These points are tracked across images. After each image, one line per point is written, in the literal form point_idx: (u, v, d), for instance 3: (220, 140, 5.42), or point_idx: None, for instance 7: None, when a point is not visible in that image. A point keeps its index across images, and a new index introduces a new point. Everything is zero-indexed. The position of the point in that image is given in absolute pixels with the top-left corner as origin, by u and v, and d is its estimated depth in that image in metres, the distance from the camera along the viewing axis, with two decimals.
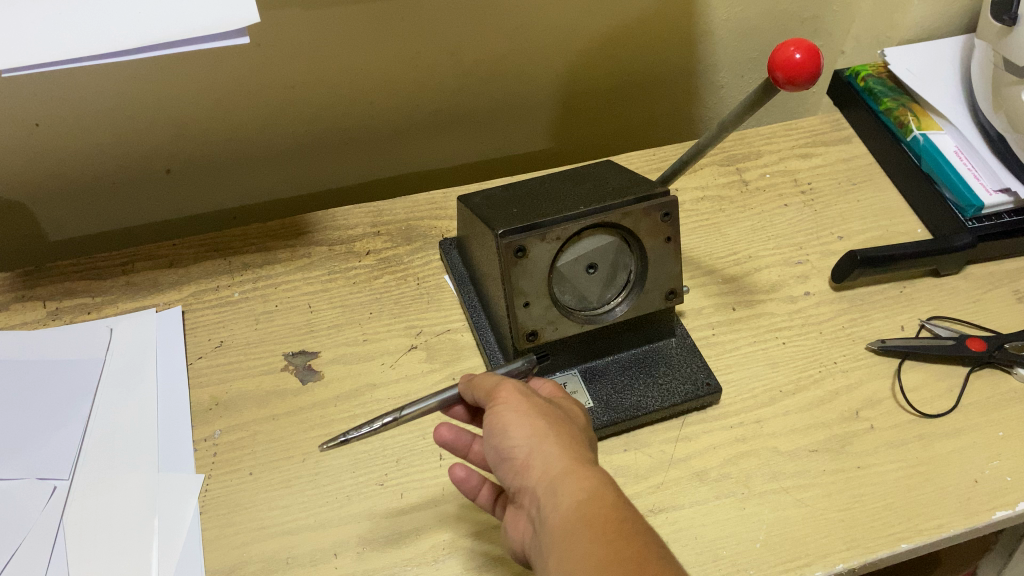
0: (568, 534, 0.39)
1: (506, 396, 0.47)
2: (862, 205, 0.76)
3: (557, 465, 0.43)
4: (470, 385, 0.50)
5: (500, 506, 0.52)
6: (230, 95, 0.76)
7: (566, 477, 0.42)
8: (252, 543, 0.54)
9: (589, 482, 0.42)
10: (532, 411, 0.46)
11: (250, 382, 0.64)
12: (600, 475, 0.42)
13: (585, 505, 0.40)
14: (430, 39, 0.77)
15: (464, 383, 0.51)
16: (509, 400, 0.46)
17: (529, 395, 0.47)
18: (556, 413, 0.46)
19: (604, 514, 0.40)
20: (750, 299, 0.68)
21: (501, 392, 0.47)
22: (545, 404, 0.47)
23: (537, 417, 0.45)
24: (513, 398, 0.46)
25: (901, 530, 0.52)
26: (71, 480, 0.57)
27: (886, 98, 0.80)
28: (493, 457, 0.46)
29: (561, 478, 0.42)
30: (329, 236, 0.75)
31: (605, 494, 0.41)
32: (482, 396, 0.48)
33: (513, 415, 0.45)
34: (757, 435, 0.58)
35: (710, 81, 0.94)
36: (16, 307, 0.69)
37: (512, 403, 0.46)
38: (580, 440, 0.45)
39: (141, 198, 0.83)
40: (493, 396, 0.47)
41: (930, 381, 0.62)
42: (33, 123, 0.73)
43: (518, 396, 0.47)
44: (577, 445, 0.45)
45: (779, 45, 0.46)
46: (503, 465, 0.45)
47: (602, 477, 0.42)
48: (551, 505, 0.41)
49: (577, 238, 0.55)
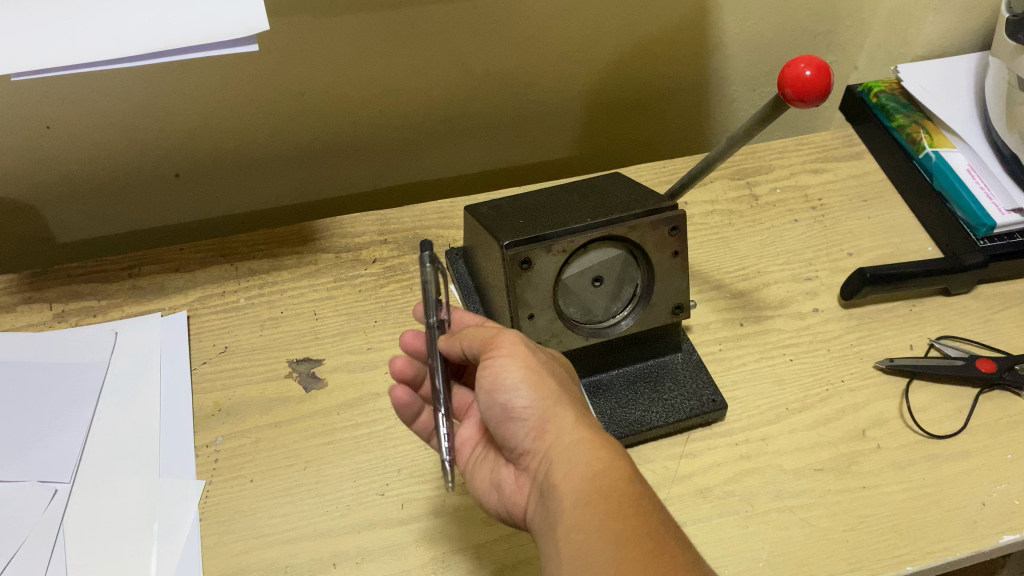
0: (583, 504, 0.41)
1: (512, 350, 0.47)
2: (873, 221, 0.75)
3: (572, 432, 0.44)
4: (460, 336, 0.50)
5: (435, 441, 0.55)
6: (240, 100, 0.76)
7: (581, 446, 0.43)
8: (251, 551, 0.53)
9: (604, 452, 0.43)
10: (540, 369, 0.46)
11: (253, 389, 0.63)
12: (613, 447, 0.43)
13: (602, 478, 0.41)
14: (441, 48, 0.77)
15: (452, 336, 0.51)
16: (514, 353, 0.46)
17: (532, 350, 0.48)
18: (561, 374, 0.47)
19: (620, 486, 0.41)
20: (758, 315, 0.68)
21: (502, 343, 0.47)
22: (548, 361, 0.48)
23: (547, 377, 0.46)
24: (516, 352, 0.47)
25: (907, 553, 0.51)
26: (72, 483, 0.57)
27: (898, 115, 0.79)
28: (497, 413, 0.47)
29: (576, 446, 0.43)
30: (336, 243, 0.75)
31: (618, 463, 0.42)
32: (478, 346, 0.48)
33: (522, 371, 0.46)
34: (762, 452, 0.58)
35: (722, 94, 0.93)
36: (23, 308, 0.70)
37: (520, 361, 0.46)
38: (584, 404, 0.46)
39: (150, 201, 0.83)
40: (490, 346, 0.47)
41: (939, 402, 0.61)
42: (44, 126, 0.73)
43: (524, 353, 0.47)
44: (584, 411, 0.46)
45: (790, 61, 0.45)
46: (510, 424, 0.46)
47: (615, 448, 0.43)
48: (565, 472, 0.42)
49: (583, 250, 0.55)
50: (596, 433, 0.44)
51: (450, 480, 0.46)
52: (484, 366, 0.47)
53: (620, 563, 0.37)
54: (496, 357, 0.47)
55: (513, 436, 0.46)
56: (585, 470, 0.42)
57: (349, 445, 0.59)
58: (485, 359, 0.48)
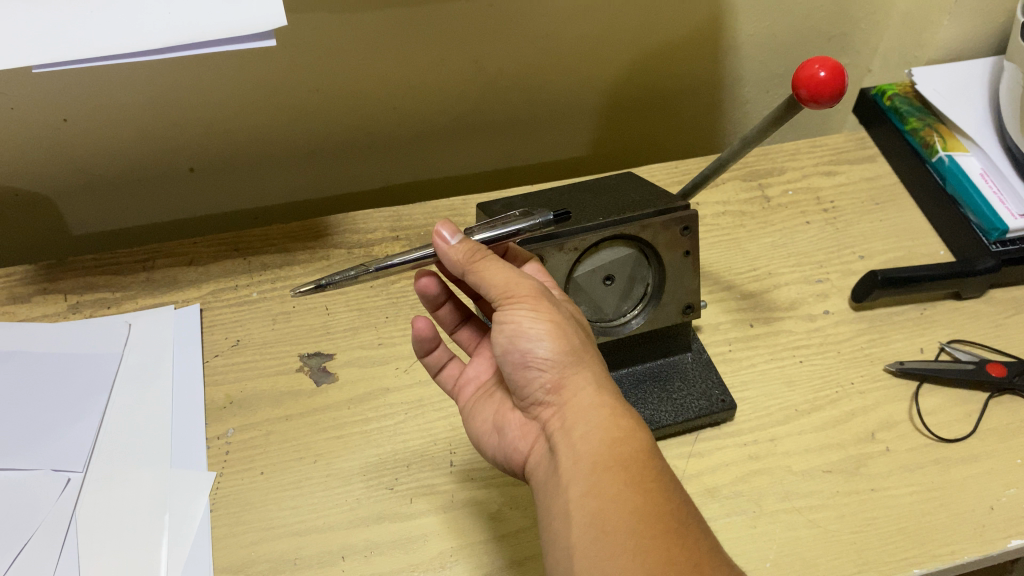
0: (602, 470, 0.41)
1: (534, 302, 0.46)
2: (884, 224, 0.75)
3: (591, 397, 0.44)
4: (476, 267, 0.48)
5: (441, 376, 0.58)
6: (255, 95, 0.77)
7: (602, 412, 0.43)
8: (261, 542, 0.54)
9: (623, 419, 0.43)
10: (563, 324, 0.46)
11: (265, 382, 0.64)
12: (631, 416, 0.44)
13: (622, 447, 0.42)
14: (456, 46, 0.78)
15: (465, 255, 0.48)
16: (538, 307, 0.46)
17: (553, 303, 0.47)
18: (580, 331, 0.47)
19: (640, 458, 0.41)
20: (768, 316, 0.68)
21: (525, 293, 0.46)
22: (567, 315, 0.47)
23: (570, 334, 0.46)
24: (540, 304, 0.46)
25: (915, 555, 0.52)
26: (85, 473, 0.57)
27: (912, 118, 0.79)
28: (512, 361, 0.46)
29: (597, 412, 0.43)
30: (348, 239, 0.76)
31: (637, 432, 0.43)
32: (496, 288, 0.47)
33: (545, 326, 0.45)
34: (771, 453, 0.58)
35: (735, 95, 0.93)
36: (38, 299, 0.70)
37: (545, 314, 0.46)
38: (601, 363, 0.47)
39: (164, 195, 0.84)
40: (512, 293, 0.46)
41: (949, 406, 0.61)
42: (61, 118, 0.74)
43: (547, 305, 0.46)
44: (601, 371, 0.46)
45: (805, 62, 0.45)
46: (525, 373, 0.46)
47: (633, 418, 0.44)
48: (584, 436, 0.43)
49: (595, 248, 0.55)
50: (614, 399, 0.44)
51: (300, 289, 0.49)
52: (504, 314, 0.46)
53: (640, 539, 0.38)
54: (519, 306, 0.46)
55: (526, 386, 0.46)
56: (605, 436, 0.42)
57: (359, 440, 0.60)
58: (503, 304, 0.47)
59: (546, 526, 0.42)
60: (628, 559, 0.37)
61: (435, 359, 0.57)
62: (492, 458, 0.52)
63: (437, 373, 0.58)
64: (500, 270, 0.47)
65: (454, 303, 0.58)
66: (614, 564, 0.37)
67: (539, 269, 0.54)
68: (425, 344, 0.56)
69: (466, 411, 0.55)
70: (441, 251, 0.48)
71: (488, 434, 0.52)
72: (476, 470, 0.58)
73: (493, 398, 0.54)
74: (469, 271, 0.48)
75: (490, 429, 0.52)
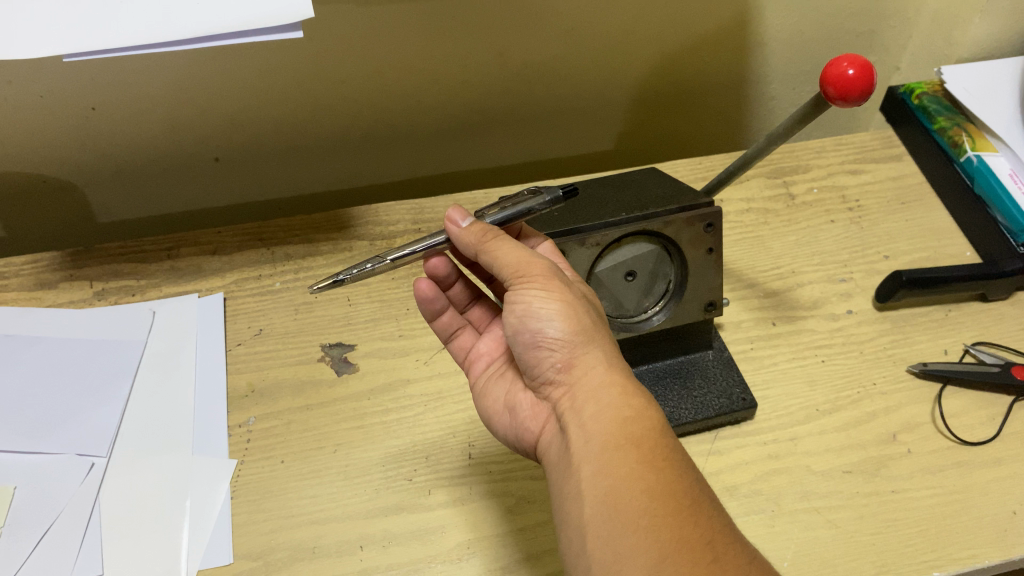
0: (613, 448, 0.41)
1: (546, 282, 0.46)
2: (911, 224, 0.74)
3: (603, 375, 0.44)
4: (489, 247, 0.48)
5: (450, 342, 0.59)
6: (279, 85, 0.77)
7: (613, 389, 0.43)
8: (280, 531, 0.54)
9: (635, 398, 0.43)
10: (574, 304, 0.46)
11: (287, 371, 0.64)
12: (643, 395, 0.44)
13: (634, 427, 0.41)
14: (481, 38, 0.78)
15: (478, 236, 0.49)
16: (550, 287, 0.46)
17: (565, 283, 0.47)
18: (591, 309, 0.47)
19: (653, 436, 0.41)
20: (790, 315, 0.67)
21: (536, 272, 0.47)
22: (579, 295, 0.48)
23: (581, 313, 0.46)
24: (551, 284, 0.46)
25: (935, 558, 0.52)
26: (109, 458, 0.58)
27: (941, 117, 0.78)
28: (524, 340, 0.47)
29: (608, 390, 0.43)
30: (371, 230, 0.76)
31: (649, 411, 0.43)
32: (508, 267, 0.47)
33: (557, 305, 0.46)
34: (791, 452, 0.58)
35: (761, 91, 0.93)
36: (64, 285, 0.71)
37: (557, 294, 0.46)
38: (613, 342, 0.47)
39: (189, 183, 0.84)
40: (524, 274, 0.47)
41: (972, 408, 0.60)
42: (90, 107, 0.75)
43: (559, 285, 0.46)
44: (612, 349, 0.46)
45: (833, 58, 0.45)
46: (537, 352, 0.46)
47: (645, 396, 0.44)
48: (596, 414, 0.43)
49: (616, 245, 0.55)
50: (626, 377, 0.44)
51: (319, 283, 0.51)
52: (516, 294, 0.47)
53: (653, 518, 0.38)
54: (530, 286, 0.46)
55: (538, 365, 0.47)
56: (616, 415, 0.42)
57: (379, 430, 0.60)
58: (514, 284, 0.47)
59: (559, 505, 0.42)
60: (640, 538, 0.37)
61: (444, 324, 0.58)
62: (503, 439, 0.52)
63: (449, 339, 0.59)
64: (513, 250, 0.48)
65: (466, 282, 0.59)
66: (626, 544, 0.37)
67: (553, 248, 0.53)
68: (431, 307, 0.56)
69: (477, 390, 0.55)
70: (454, 233, 0.50)
71: (499, 414, 0.52)
72: (494, 462, 0.58)
73: (505, 376, 0.54)
74: (481, 251, 0.49)
75: (501, 409, 0.52)
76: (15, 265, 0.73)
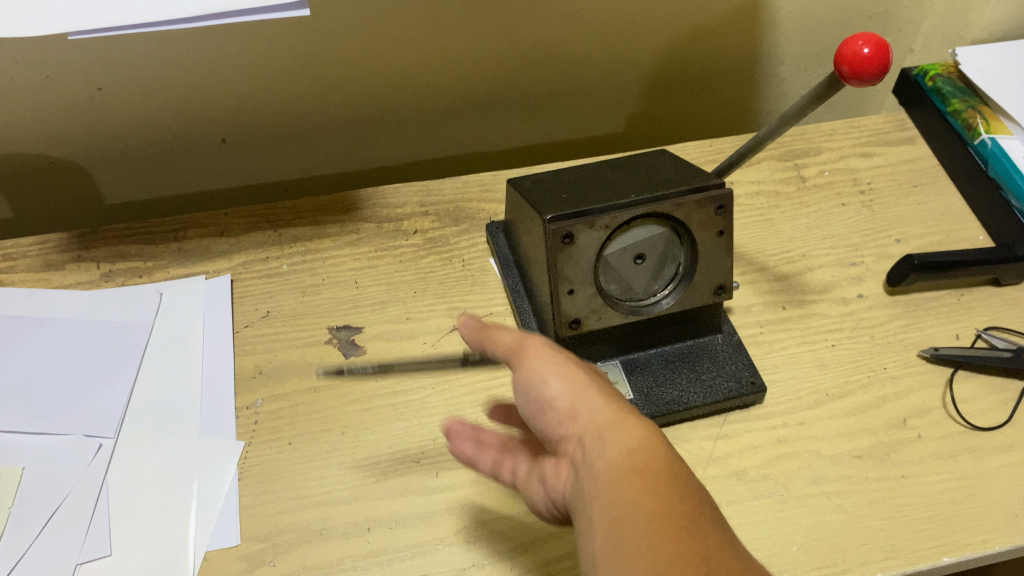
0: (616, 482, 0.40)
1: (537, 349, 0.46)
2: (923, 207, 0.74)
3: (602, 416, 0.43)
4: (483, 333, 0.48)
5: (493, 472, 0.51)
6: (285, 66, 0.76)
7: (612, 427, 0.42)
8: (288, 512, 0.54)
9: (636, 431, 0.42)
10: (566, 363, 0.46)
11: (294, 353, 0.64)
12: (643, 428, 0.43)
13: (634, 457, 0.40)
14: (489, 19, 0.77)
15: (471, 328, 0.49)
16: (540, 352, 0.46)
17: (556, 348, 0.47)
18: (587, 367, 0.47)
19: (653, 464, 0.40)
20: (801, 299, 0.67)
21: (527, 344, 0.47)
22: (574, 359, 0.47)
23: (575, 370, 0.45)
24: (541, 350, 0.46)
25: (946, 544, 0.52)
26: (116, 439, 0.58)
27: (954, 99, 0.77)
28: (530, 411, 0.46)
29: (608, 428, 0.42)
30: (378, 212, 0.76)
31: (651, 444, 0.41)
32: (501, 348, 0.47)
33: (549, 365, 0.45)
34: (800, 437, 0.58)
35: (772, 73, 0.92)
36: (71, 267, 0.71)
37: (549, 358, 0.46)
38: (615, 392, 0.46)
39: (196, 165, 0.84)
40: (518, 349, 0.47)
41: (983, 393, 0.60)
42: (96, 88, 0.74)
43: (550, 352, 0.46)
44: (613, 396, 0.45)
45: (848, 37, 0.44)
46: (544, 419, 0.45)
47: (645, 429, 0.42)
48: (598, 454, 0.41)
49: (626, 227, 0.55)
50: (624, 415, 0.43)
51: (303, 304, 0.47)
52: (514, 370, 0.46)
53: (655, 541, 0.37)
54: (523, 358, 0.46)
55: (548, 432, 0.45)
56: (616, 451, 0.41)
57: (387, 412, 0.60)
58: (511, 361, 0.47)
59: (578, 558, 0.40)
60: (644, 561, 0.36)
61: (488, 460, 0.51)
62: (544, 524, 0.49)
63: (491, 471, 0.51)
64: (507, 332, 0.48)
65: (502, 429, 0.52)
66: (631, 567, 0.36)
67: (554, 243, 0.53)
68: (461, 451, 0.51)
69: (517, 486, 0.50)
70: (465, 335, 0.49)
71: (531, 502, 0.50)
72: None
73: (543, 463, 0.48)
74: (481, 340, 0.48)
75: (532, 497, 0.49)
76: (23, 247, 0.72)
